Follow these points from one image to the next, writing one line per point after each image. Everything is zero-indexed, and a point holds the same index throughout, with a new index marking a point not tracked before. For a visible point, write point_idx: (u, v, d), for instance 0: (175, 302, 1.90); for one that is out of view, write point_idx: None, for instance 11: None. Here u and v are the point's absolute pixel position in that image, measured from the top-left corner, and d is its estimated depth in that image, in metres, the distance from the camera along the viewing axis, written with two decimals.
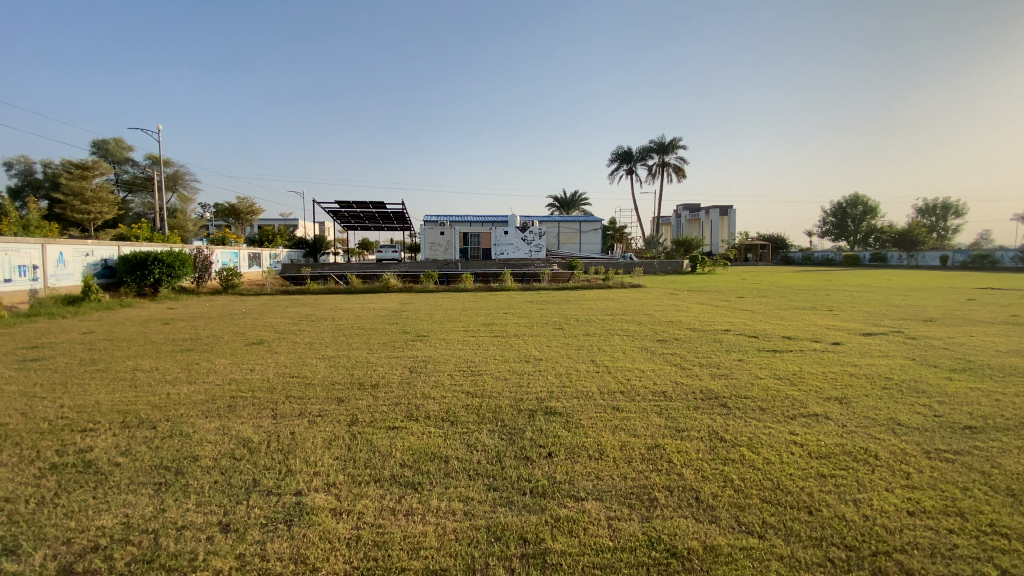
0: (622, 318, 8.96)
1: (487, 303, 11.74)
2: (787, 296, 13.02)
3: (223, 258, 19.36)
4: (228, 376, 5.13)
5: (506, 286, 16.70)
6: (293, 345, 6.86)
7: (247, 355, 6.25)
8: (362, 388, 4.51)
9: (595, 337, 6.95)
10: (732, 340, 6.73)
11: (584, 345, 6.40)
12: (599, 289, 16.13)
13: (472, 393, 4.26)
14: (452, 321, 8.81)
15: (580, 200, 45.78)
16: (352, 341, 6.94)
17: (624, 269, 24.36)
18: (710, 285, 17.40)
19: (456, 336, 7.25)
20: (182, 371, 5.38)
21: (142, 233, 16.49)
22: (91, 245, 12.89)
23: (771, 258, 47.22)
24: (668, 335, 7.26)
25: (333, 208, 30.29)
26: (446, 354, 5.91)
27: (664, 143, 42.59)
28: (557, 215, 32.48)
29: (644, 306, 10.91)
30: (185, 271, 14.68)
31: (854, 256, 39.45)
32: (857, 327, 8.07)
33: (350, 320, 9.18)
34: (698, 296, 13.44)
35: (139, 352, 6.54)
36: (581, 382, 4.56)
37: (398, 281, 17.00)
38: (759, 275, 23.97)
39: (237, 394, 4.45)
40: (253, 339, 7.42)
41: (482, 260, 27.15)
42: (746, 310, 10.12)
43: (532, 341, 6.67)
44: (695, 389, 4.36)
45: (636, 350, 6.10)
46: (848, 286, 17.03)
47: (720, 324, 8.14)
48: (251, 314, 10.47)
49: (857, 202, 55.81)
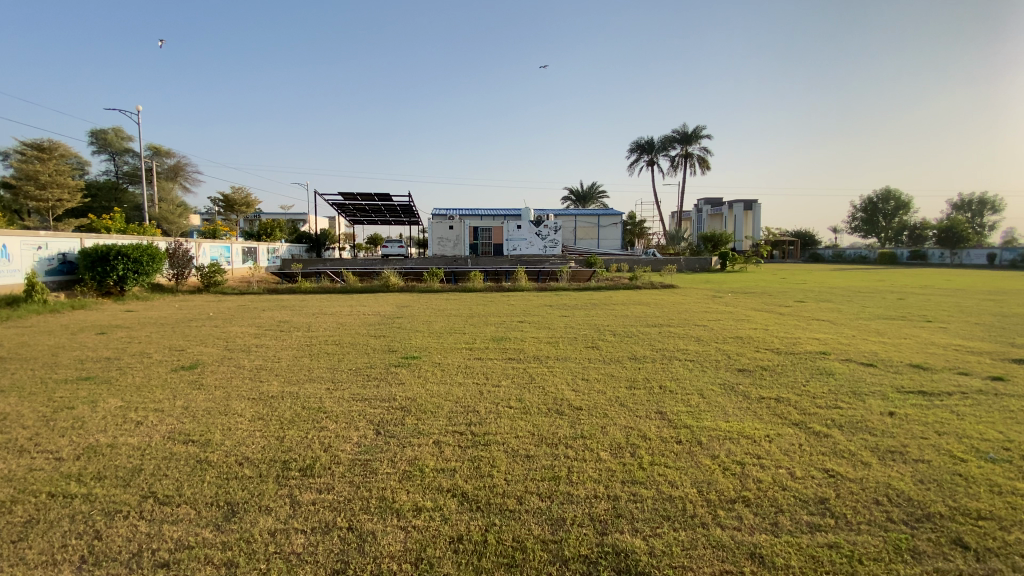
0: (673, 332, 6.93)
1: (497, 308, 9.83)
2: (857, 302, 10.88)
3: (212, 253, 17.69)
4: (93, 434, 3.26)
5: (520, 285, 14.76)
6: (235, 370, 5.04)
7: (158, 390, 4.36)
8: (281, 477, 2.61)
9: (649, 366, 4.97)
10: (847, 376, 4.69)
11: (638, 380, 4.44)
12: (627, 290, 14.16)
13: (471, 499, 2.35)
14: (454, 335, 6.86)
15: (597, 193, 43.77)
16: (311, 368, 5.03)
17: (647, 266, 22.28)
18: (754, 286, 15.23)
19: (457, 359, 5.37)
20: (31, 422, 3.51)
21: (115, 224, 14.79)
22: (44, 236, 11.23)
23: (798, 256, 44.67)
24: (749, 360, 5.30)
25: (335, 200, 28.50)
26: (437, 396, 3.95)
27: (686, 132, 40.14)
28: (573, 210, 30.53)
29: (692, 314, 8.84)
30: (157, 267, 12.91)
31: (891, 254, 36.87)
32: (997, 349, 5.97)
33: (325, 332, 7.29)
34: (747, 300, 11.36)
35: (16, 380, 4.72)
36: (662, 472, 2.62)
37: (399, 280, 15.16)
38: (798, 275, 21.66)
39: (68, 483, 2.60)
40: (187, 360, 5.56)
41: (496, 256, 25.26)
42: (822, 321, 8.08)
43: (562, 373, 4.67)
44: (877, 500, 2.40)
45: (719, 392, 4.09)
46: (915, 287, 14.82)
47: (808, 345, 6.09)
48: (214, 321, 8.62)
49: (890, 197, 52.47)
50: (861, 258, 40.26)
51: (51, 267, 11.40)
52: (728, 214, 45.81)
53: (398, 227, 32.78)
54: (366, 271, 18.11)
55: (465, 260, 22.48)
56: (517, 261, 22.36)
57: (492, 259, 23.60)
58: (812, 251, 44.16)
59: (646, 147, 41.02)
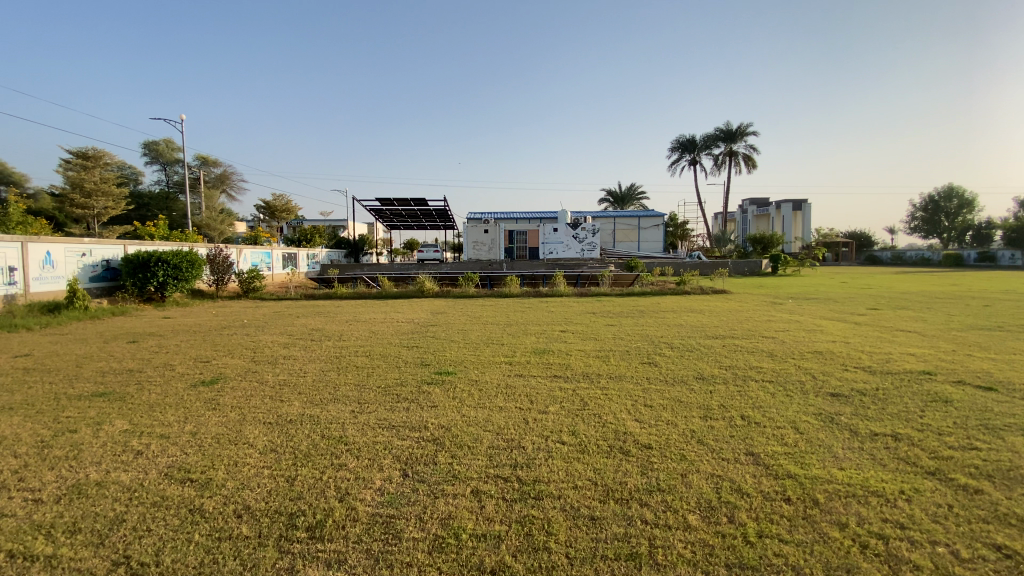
0: (739, 346, 6.13)
1: (536, 316, 9.22)
2: (939, 310, 9.65)
3: (253, 259, 17.87)
4: (85, 470, 2.87)
5: (559, 290, 14.09)
6: (256, 386, 4.63)
7: (171, 412, 3.98)
8: (282, 540, 2.09)
9: (722, 390, 4.22)
10: (970, 402, 3.81)
11: (713, 409, 3.72)
12: (674, 296, 13.26)
13: None
14: (492, 346, 6.26)
15: (636, 194, 42.58)
16: (337, 385, 4.55)
17: (692, 269, 21.14)
18: (813, 292, 13.99)
19: (496, 375, 4.79)
20: (25, 449, 3.16)
21: (159, 232, 15.05)
22: (88, 243, 11.44)
23: (853, 259, 41.99)
24: (840, 382, 4.47)
25: (372, 206, 28.63)
26: (474, 424, 3.36)
27: (730, 130, 38.45)
28: (612, 212, 29.62)
29: (753, 324, 7.98)
30: (197, 273, 12.94)
31: (959, 255, 34.08)
32: None
33: (356, 341, 6.84)
34: (812, 307, 10.31)
35: (30, 395, 4.46)
36: (778, 553, 1.98)
37: (434, 285, 14.77)
38: (859, 279, 19.99)
39: (33, 539, 2.17)
40: (208, 374, 5.21)
41: (532, 261, 24.64)
42: (909, 332, 7.05)
43: (620, 397, 3.99)
44: None
45: (819, 427, 3.33)
46: (1001, 292, 13.18)
47: (907, 362, 5.16)
48: (245, 328, 8.37)
49: (953, 195, 48.80)
50: (924, 260, 37.35)
51: (95, 274, 11.59)
52: (776, 214, 43.57)
53: (434, 231, 32.69)
54: (400, 276, 17.83)
55: (501, 264, 21.97)
56: (554, 265, 21.65)
57: (527, 263, 23.01)
58: (868, 253, 41.47)
59: (688, 147, 39.57)
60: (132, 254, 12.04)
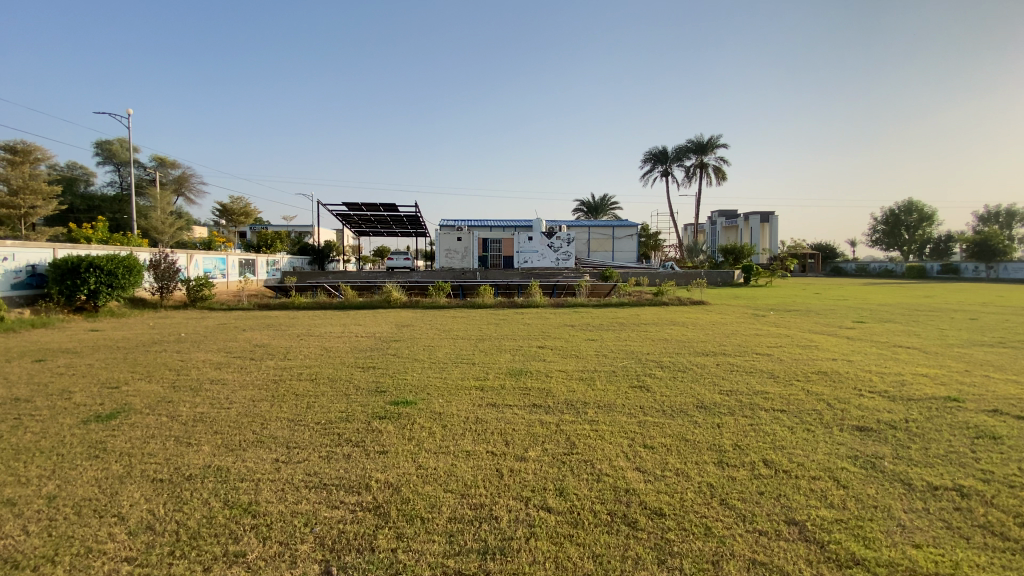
0: (735, 365, 5.52)
1: (510, 329, 8.48)
2: (926, 323, 9.36)
3: (206, 265, 16.55)
4: None
5: (534, 300, 13.41)
6: (164, 423, 3.70)
7: (35, 464, 3.03)
8: None
9: (733, 426, 3.52)
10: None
11: (729, 454, 3.01)
12: (652, 307, 12.75)
13: None
14: (461, 367, 5.45)
15: (610, 204, 42.54)
16: (266, 420, 3.68)
17: (668, 280, 20.85)
18: (793, 303, 13.70)
19: (464, 405, 4.00)
20: None
21: (97, 234, 13.69)
22: (10, 246, 10.14)
23: (820, 270, 42.96)
24: (863, 413, 3.86)
25: (339, 211, 27.45)
26: (430, 482, 2.57)
27: (701, 142, 38.85)
28: (587, 221, 29.25)
29: (741, 339, 7.45)
30: (136, 280, 11.67)
31: (921, 267, 35.09)
32: None
33: (304, 361, 5.92)
34: (797, 320, 9.90)
35: None
36: None
37: (402, 294, 13.85)
38: (833, 290, 20.04)
39: None
40: (111, 405, 4.24)
41: (505, 269, 23.92)
42: (908, 348, 6.62)
43: (614, 436, 3.27)
44: None
45: (863, 479, 2.69)
46: (977, 305, 13.13)
47: (926, 386, 4.61)
48: (179, 344, 7.33)
49: (912, 209, 50.67)
50: (888, 272, 38.37)
51: (16, 280, 10.27)
52: (745, 226, 44.31)
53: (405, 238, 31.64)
54: (367, 284, 16.82)
55: (474, 273, 21.11)
56: (529, 275, 21.00)
57: (501, 272, 22.22)
58: (834, 265, 42.43)
59: (660, 157, 39.78)
60: (63, 259, 10.75)
